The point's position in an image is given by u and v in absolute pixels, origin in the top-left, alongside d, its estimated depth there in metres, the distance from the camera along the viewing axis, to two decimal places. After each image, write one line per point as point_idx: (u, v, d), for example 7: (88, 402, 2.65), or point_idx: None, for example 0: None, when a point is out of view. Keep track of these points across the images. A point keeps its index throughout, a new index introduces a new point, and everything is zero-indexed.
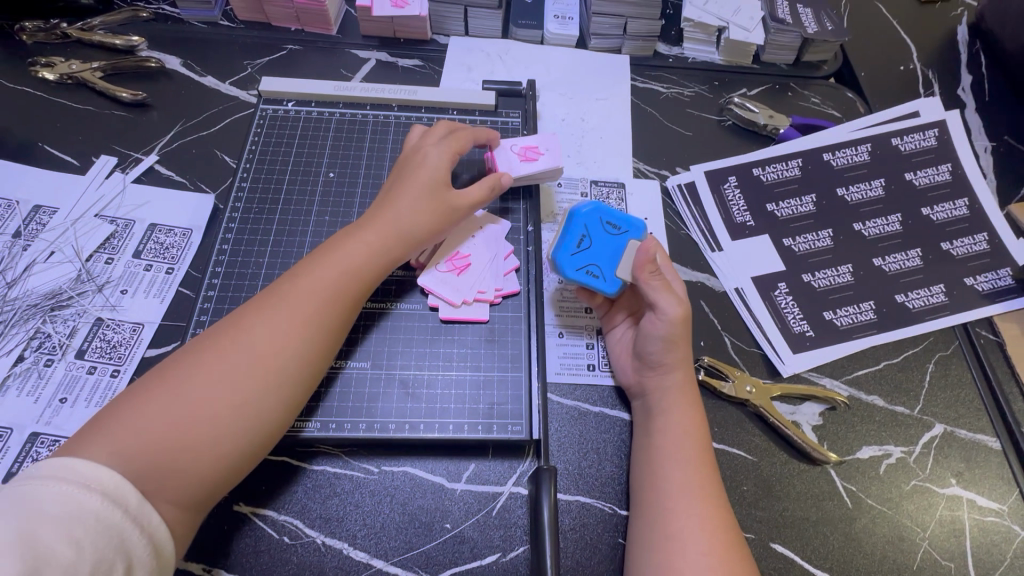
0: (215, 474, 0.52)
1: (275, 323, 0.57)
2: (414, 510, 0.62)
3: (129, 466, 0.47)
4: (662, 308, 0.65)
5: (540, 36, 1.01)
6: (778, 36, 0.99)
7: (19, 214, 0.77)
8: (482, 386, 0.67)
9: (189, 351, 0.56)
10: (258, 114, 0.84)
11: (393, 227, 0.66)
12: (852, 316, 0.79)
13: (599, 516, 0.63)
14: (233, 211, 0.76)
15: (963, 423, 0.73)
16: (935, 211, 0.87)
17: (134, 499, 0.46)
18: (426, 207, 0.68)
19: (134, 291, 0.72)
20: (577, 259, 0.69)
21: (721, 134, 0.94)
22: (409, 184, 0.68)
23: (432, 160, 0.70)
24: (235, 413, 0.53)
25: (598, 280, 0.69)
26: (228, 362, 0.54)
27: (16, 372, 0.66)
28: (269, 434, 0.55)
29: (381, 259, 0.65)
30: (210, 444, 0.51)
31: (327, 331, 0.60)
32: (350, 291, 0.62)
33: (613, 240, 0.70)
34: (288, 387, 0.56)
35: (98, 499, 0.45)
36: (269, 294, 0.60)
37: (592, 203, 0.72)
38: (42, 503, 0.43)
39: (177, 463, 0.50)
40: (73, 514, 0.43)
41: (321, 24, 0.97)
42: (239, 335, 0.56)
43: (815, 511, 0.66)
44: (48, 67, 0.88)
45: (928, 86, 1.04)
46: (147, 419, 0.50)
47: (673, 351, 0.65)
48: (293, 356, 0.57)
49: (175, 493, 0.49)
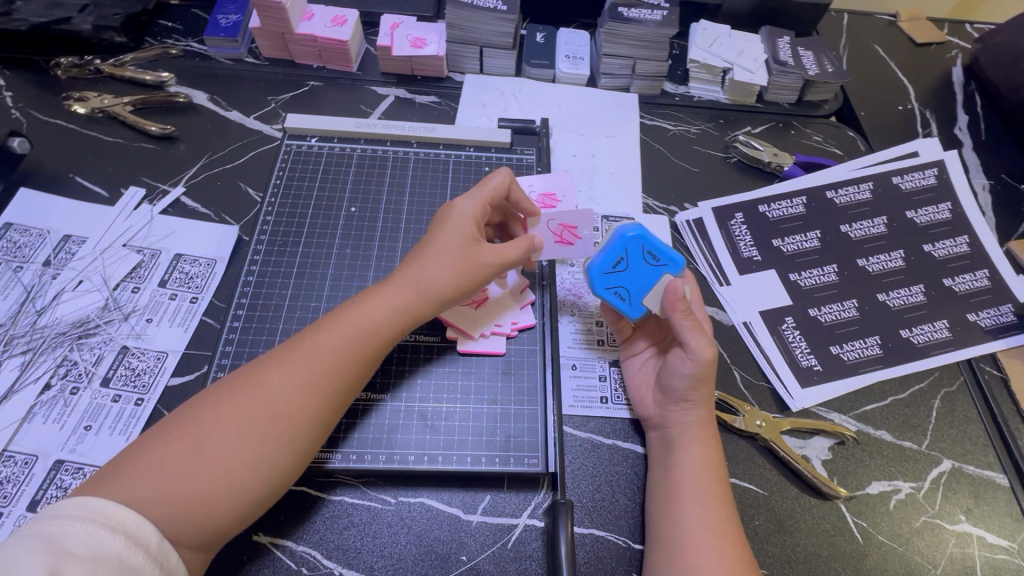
0: (229, 521, 0.52)
1: (291, 378, 0.57)
2: (431, 542, 0.63)
3: (149, 508, 0.49)
4: (694, 345, 0.66)
5: (552, 75, 1.05)
6: (780, 77, 1.03)
7: (49, 243, 0.79)
8: (498, 419, 0.69)
9: (209, 398, 0.56)
10: (282, 149, 0.87)
11: (416, 282, 0.66)
12: (858, 351, 0.80)
13: (613, 549, 0.64)
14: (258, 243, 0.78)
15: (971, 458, 0.75)
16: (936, 248, 0.90)
17: (154, 538, 0.48)
18: (451, 265, 0.66)
19: (159, 320, 0.74)
20: (609, 278, 0.71)
21: (727, 170, 0.98)
22: (435, 242, 0.68)
23: (461, 214, 0.70)
24: (250, 466, 0.53)
25: (624, 303, 0.71)
26: (245, 416, 0.55)
27: (43, 400, 0.67)
28: (280, 485, 0.56)
29: (400, 312, 0.64)
30: (224, 493, 0.52)
31: (340, 384, 0.60)
32: (366, 345, 0.62)
33: (650, 270, 0.71)
34: (301, 442, 0.56)
35: (121, 540, 0.46)
36: (289, 346, 0.61)
37: (639, 230, 0.72)
38: (69, 543, 0.44)
39: (192, 509, 0.50)
40: (98, 553, 0.45)
41: (343, 61, 1.01)
42: (255, 388, 0.57)
43: (827, 547, 0.67)
44: (81, 101, 0.92)
45: (926, 126, 1.07)
46: (165, 468, 0.51)
47: (699, 389, 0.66)
48: (308, 411, 0.57)
49: (190, 535, 0.50)
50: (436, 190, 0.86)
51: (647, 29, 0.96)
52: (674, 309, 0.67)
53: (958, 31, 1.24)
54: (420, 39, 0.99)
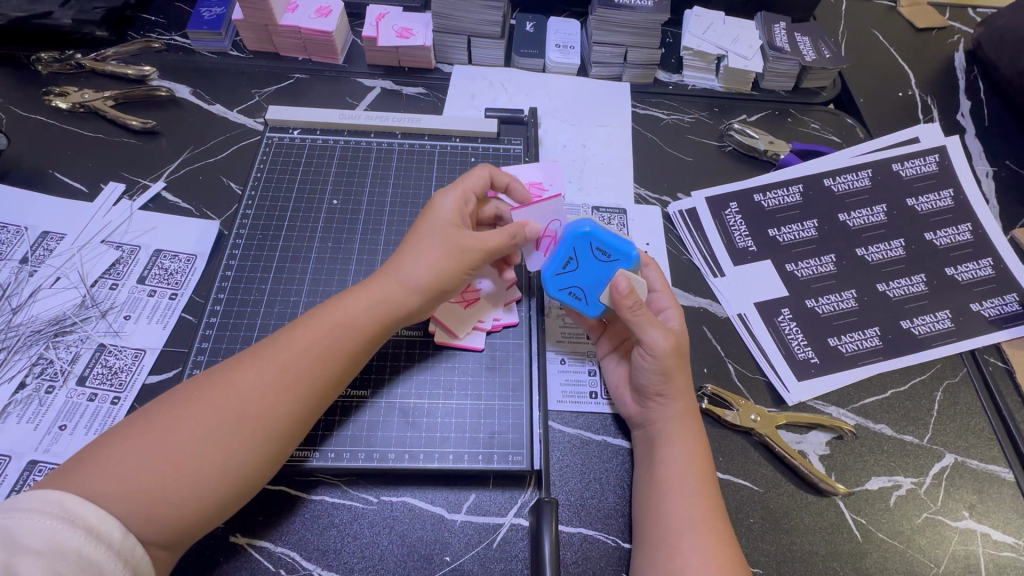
0: (195, 520, 0.50)
1: (263, 375, 0.55)
2: (413, 542, 0.61)
3: (111, 503, 0.47)
4: (645, 341, 0.63)
5: (542, 65, 1.02)
6: (776, 63, 1.00)
7: (26, 240, 0.78)
8: (482, 415, 0.67)
9: (178, 395, 0.54)
10: (264, 142, 0.85)
11: (397, 277, 0.63)
12: (857, 342, 0.78)
13: (601, 549, 0.62)
14: (237, 238, 0.76)
15: (974, 453, 0.72)
16: (938, 236, 0.87)
17: (117, 533, 0.46)
18: (429, 258, 0.63)
19: (137, 317, 0.73)
20: (561, 279, 0.69)
21: (722, 159, 0.95)
22: (415, 237, 0.66)
23: (440, 208, 0.67)
24: (218, 467, 0.51)
25: (581, 302, 0.68)
26: (213, 414, 0.53)
27: (17, 400, 0.66)
28: (248, 485, 0.53)
29: (376, 307, 0.62)
30: (189, 493, 0.50)
31: (315, 384, 0.57)
32: (345, 342, 0.60)
33: (600, 266, 0.67)
34: (273, 446, 0.54)
35: (81, 535, 0.44)
36: (265, 343, 0.59)
37: (590, 224, 0.68)
38: (24, 538, 0.42)
39: (159, 508, 0.48)
40: (54, 548, 0.43)
41: (328, 53, 0.99)
42: (225, 385, 0.55)
43: (824, 545, 0.64)
44: (61, 96, 0.90)
45: (927, 112, 1.04)
46: (126, 464, 0.49)
47: (670, 381, 0.63)
48: (280, 413, 0.55)
49: (155, 534, 0.48)
50: (421, 182, 0.84)
51: (638, 15, 0.93)
52: (625, 308, 0.63)
53: (960, 15, 1.21)
54: (406, 30, 0.97)
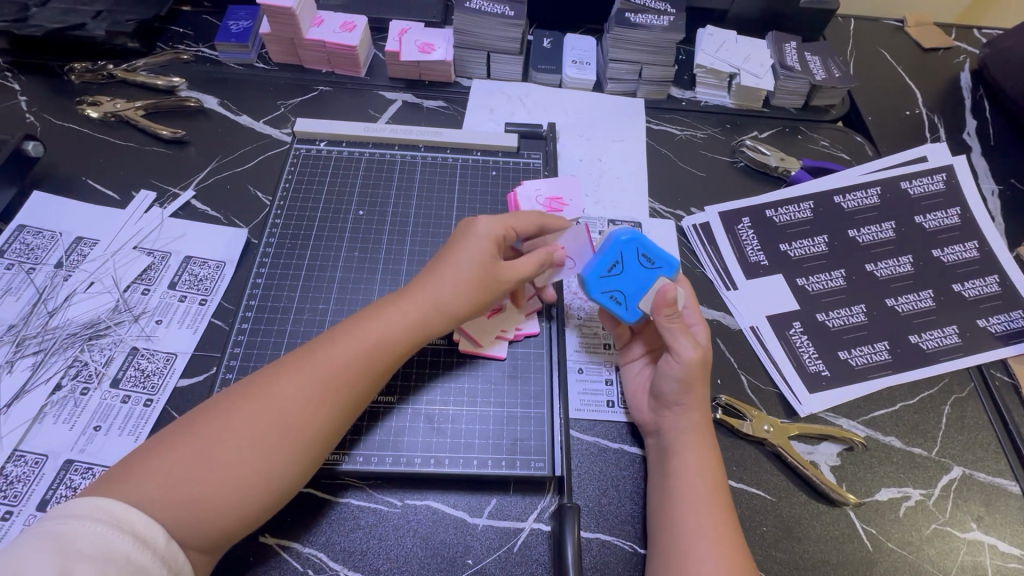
0: (237, 526, 0.52)
1: (303, 388, 0.57)
2: (437, 544, 0.62)
3: (160, 512, 0.49)
4: (674, 349, 0.66)
5: (558, 80, 1.05)
6: (787, 82, 1.03)
7: (60, 246, 0.80)
8: (505, 422, 0.69)
9: (219, 405, 0.56)
10: (291, 153, 0.88)
11: (432, 300, 0.65)
12: (867, 356, 0.80)
13: (619, 554, 0.63)
14: (267, 246, 0.79)
15: (981, 465, 0.74)
16: (945, 253, 0.89)
17: (163, 539, 0.48)
18: (465, 288, 0.66)
19: (168, 321, 0.75)
20: (605, 282, 0.70)
21: (735, 175, 0.98)
22: (452, 260, 0.67)
23: (482, 235, 0.68)
24: (260, 476, 0.54)
25: (620, 306, 0.70)
26: (255, 427, 0.55)
27: (53, 401, 0.68)
28: (287, 492, 0.56)
29: (412, 330, 0.64)
30: (233, 502, 0.52)
31: (353, 396, 0.59)
32: (382, 359, 0.62)
33: (645, 272, 0.70)
34: (312, 456, 0.57)
35: (130, 542, 0.46)
36: (303, 354, 0.60)
37: (638, 231, 0.71)
38: (79, 543, 0.44)
39: (203, 517, 0.50)
40: (108, 554, 0.44)
41: (351, 66, 1.01)
42: (266, 398, 0.56)
43: (836, 554, 0.66)
44: (93, 105, 0.93)
45: (934, 131, 1.07)
46: (174, 475, 0.51)
47: (689, 393, 0.66)
48: (319, 423, 0.57)
49: (200, 541, 0.50)
50: (443, 194, 0.86)
51: (654, 34, 0.96)
52: (661, 312, 0.67)
53: (966, 36, 1.24)
54: (428, 45, 0.99)
